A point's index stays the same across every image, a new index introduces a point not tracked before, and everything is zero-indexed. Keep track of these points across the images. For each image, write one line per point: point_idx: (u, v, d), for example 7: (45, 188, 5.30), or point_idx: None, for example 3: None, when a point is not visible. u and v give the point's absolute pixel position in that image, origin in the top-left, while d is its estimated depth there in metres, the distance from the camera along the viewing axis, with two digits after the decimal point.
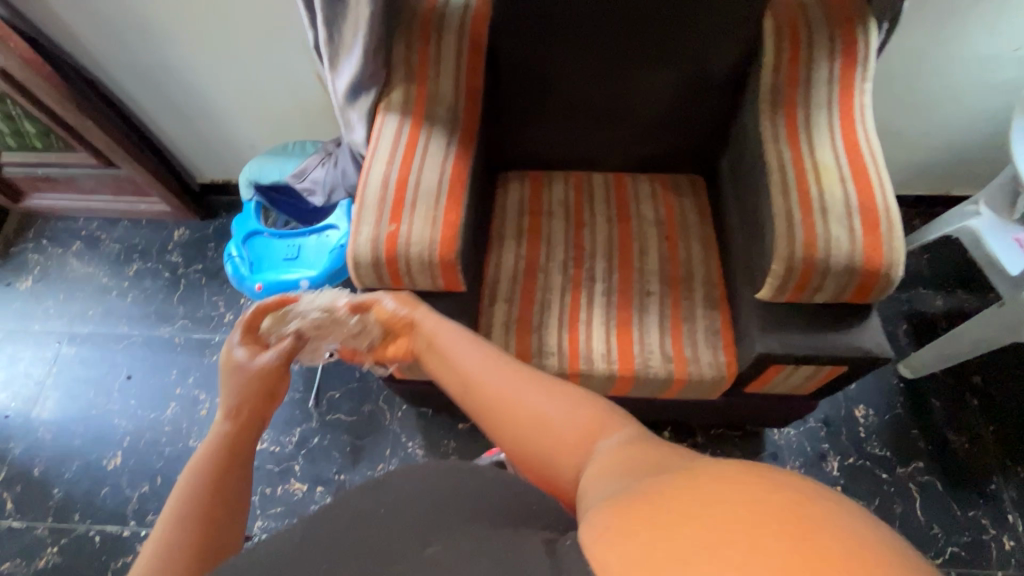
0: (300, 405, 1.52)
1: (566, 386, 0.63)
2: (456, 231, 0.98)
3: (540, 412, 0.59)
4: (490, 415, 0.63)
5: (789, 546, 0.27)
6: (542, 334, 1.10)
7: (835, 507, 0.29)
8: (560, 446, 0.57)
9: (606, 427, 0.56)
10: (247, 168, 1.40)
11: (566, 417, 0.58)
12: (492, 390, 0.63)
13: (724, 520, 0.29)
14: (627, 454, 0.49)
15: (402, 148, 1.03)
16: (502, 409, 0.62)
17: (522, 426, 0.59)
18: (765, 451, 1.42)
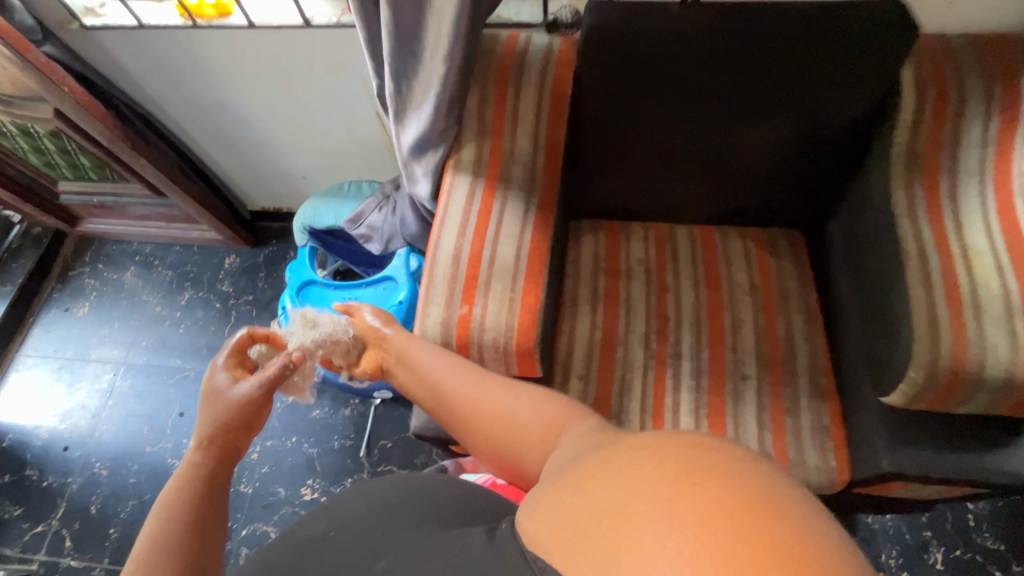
0: (351, 453, 1.46)
1: (529, 386, 0.70)
2: (536, 315, 0.87)
3: (508, 414, 0.66)
4: (466, 421, 0.70)
5: (701, 502, 0.34)
6: (623, 420, 0.99)
7: (725, 455, 0.37)
8: (529, 445, 0.63)
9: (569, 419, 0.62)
10: (302, 211, 1.34)
11: (533, 417, 0.64)
12: (467, 400, 0.71)
13: (647, 495, 0.36)
14: (579, 442, 0.53)
15: (474, 215, 0.92)
16: (475, 415, 0.69)
17: (494, 429, 0.67)
18: (857, 535, 1.27)
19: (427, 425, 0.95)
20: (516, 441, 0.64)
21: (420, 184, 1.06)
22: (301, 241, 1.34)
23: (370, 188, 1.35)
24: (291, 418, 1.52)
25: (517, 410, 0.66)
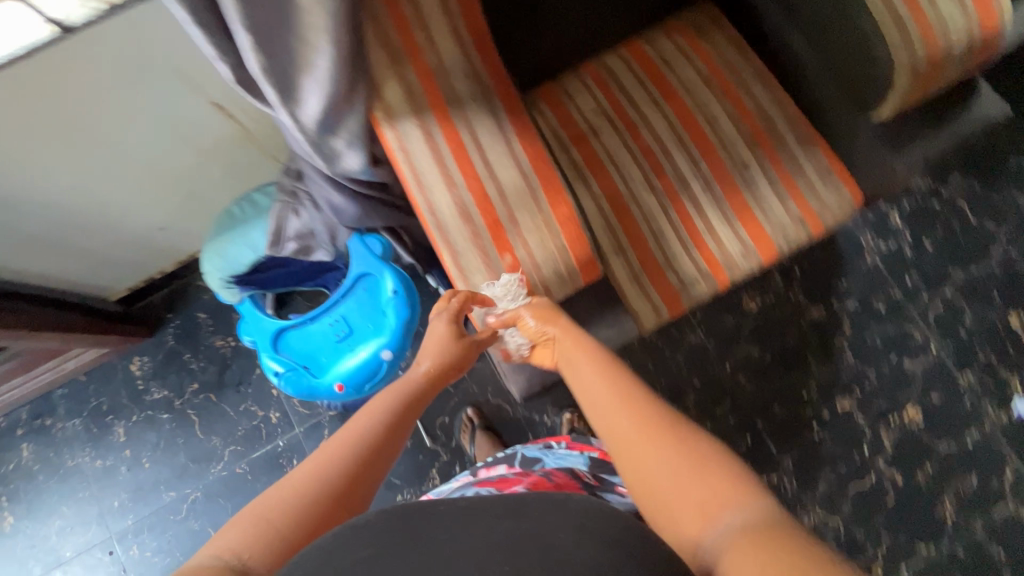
0: (420, 448, 1.40)
1: (694, 436, 0.58)
2: (578, 222, 0.79)
3: (663, 450, 0.57)
4: (613, 430, 0.63)
5: None
6: (676, 265, 1.00)
7: None
8: (671, 496, 0.54)
9: (732, 490, 0.52)
10: (209, 266, 1.06)
11: (695, 467, 0.55)
12: (623, 411, 0.63)
13: None
14: (747, 555, 0.45)
15: (452, 158, 0.77)
16: (629, 432, 0.61)
17: (641, 455, 0.58)
18: (838, 238, 1.47)
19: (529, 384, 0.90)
20: (663, 488, 0.55)
21: (349, 158, 0.85)
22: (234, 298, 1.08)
23: (264, 195, 1.08)
24: None
25: (682, 452, 0.57)
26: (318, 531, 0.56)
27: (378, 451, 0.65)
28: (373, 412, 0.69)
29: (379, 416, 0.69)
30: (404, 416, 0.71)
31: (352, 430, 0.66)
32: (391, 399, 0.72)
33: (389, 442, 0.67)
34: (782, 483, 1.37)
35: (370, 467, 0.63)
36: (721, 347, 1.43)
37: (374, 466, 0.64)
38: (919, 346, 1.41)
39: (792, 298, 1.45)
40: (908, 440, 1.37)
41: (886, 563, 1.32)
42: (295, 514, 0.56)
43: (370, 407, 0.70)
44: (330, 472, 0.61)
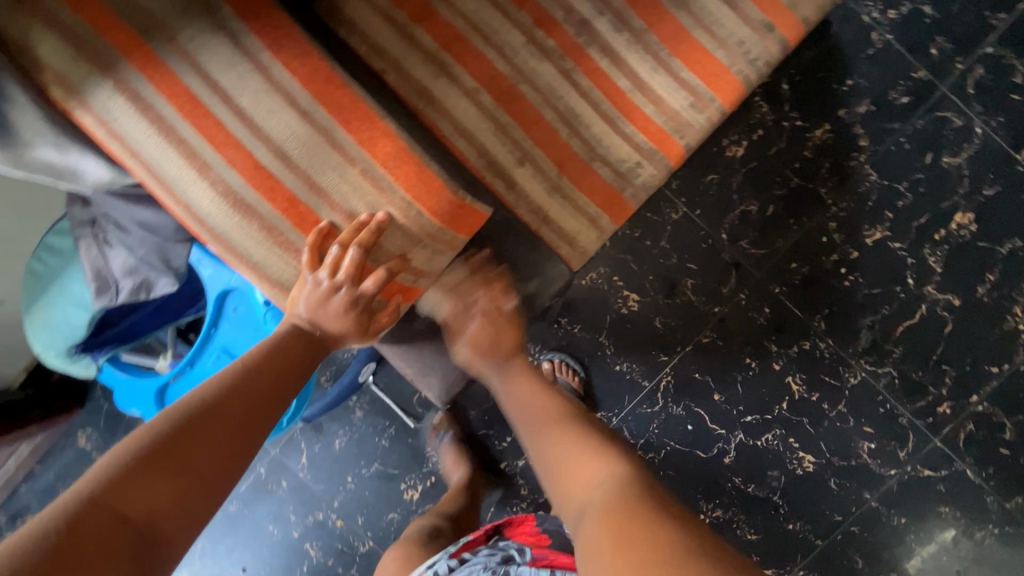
0: (406, 432, 1.25)
1: (595, 423, 0.62)
2: (417, 154, 0.51)
3: (569, 445, 0.59)
4: (535, 422, 0.65)
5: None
6: (605, 152, 0.70)
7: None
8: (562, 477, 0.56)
9: (605, 459, 0.55)
10: (41, 344, 0.84)
11: (585, 454, 0.57)
12: (540, 413, 0.66)
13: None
14: (611, 498, 0.49)
15: (189, 126, 0.49)
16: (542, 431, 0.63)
17: (546, 449, 0.61)
18: (831, 25, 1.10)
19: (449, 385, 0.75)
20: (558, 453, 0.59)
21: (80, 167, 0.57)
22: (92, 367, 0.87)
23: (61, 234, 0.82)
24: (327, 468, 1.26)
25: (582, 443, 0.58)
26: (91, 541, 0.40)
27: (197, 487, 0.48)
28: (203, 422, 0.51)
29: (206, 430, 0.50)
30: (238, 434, 0.53)
31: (167, 445, 0.48)
32: (229, 407, 0.53)
33: (214, 472, 0.49)
34: (818, 348, 1.16)
35: (176, 510, 0.45)
36: (712, 214, 1.15)
37: (186, 509, 0.46)
38: (959, 134, 1.09)
39: (786, 125, 1.12)
40: (960, 253, 1.11)
41: (953, 398, 1.14)
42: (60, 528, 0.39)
43: (199, 416, 0.51)
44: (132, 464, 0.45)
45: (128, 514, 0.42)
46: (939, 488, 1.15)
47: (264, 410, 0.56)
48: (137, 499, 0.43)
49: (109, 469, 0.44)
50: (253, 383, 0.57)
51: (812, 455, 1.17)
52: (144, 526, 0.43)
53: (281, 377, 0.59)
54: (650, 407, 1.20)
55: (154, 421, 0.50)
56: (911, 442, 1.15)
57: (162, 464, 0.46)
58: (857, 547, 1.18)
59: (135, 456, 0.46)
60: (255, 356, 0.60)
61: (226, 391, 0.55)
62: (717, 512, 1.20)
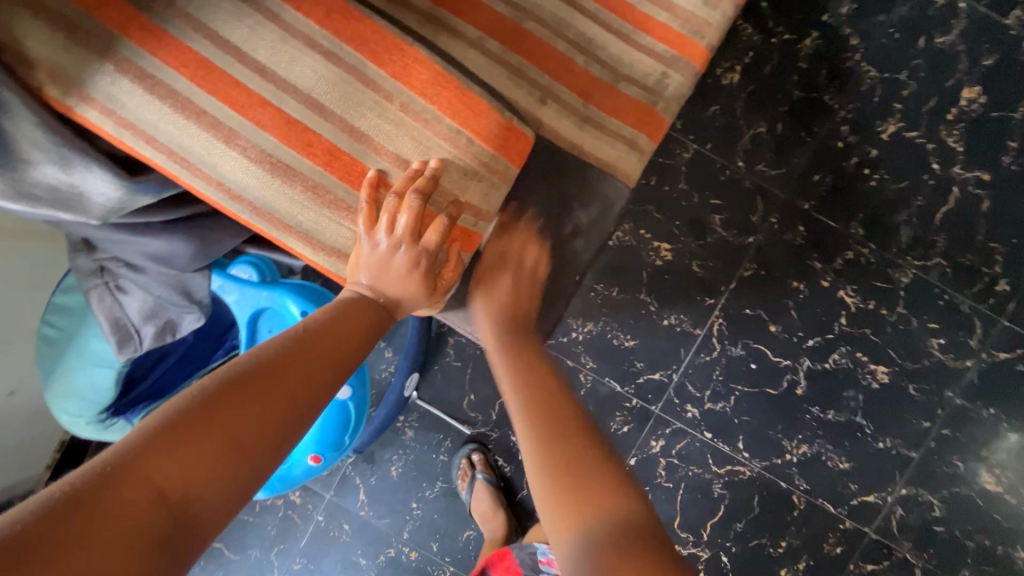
0: (462, 440, 1.17)
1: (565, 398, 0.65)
2: (451, 75, 0.50)
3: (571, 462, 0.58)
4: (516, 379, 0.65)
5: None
6: (627, 70, 0.67)
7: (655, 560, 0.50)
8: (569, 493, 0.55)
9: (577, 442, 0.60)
10: (69, 415, 0.77)
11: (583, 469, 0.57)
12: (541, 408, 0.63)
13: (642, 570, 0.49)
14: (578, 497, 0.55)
15: (206, 93, 0.48)
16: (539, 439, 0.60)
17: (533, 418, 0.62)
18: None
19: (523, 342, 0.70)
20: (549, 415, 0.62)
21: (86, 183, 0.52)
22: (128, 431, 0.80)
23: (68, 292, 0.76)
24: (389, 499, 1.18)
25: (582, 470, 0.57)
26: (117, 518, 0.35)
27: (242, 462, 0.41)
28: (252, 386, 0.44)
29: (256, 400, 0.44)
30: (290, 407, 0.45)
31: (212, 411, 0.41)
32: (284, 372, 0.47)
33: (263, 447, 0.43)
34: (862, 255, 1.12)
35: (218, 488, 0.39)
36: (723, 145, 1.12)
37: (229, 486, 0.40)
38: (945, 12, 1.09)
39: (774, 41, 1.11)
40: (978, 127, 1.09)
41: (1010, 274, 1.10)
42: (83, 498, 0.34)
43: (248, 380, 0.45)
44: (169, 429, 0.40)
45: (162, 489, 0.37)
46: (1019, 368, 1.11)
47: (320, 380, 0.49)
48: (173, 469, 0.38)
49: (148, 431, 0.39)
50: (312, 351, 0.49)
51: (884, 366, 1.13)
52: (179, 506, 0.37)
53: (341, 344, 0.51)
54: (708, 354, 1.14)
55: (203, 381, 0.44)
56: (979, 329, 1.11)
57: (205, 431, 0.40)
58: (954, 450, 1.12)
59: (172, 422, 0.40)
60: (316, 321, 0.52)
61: (281, 355, 0.48)
62: (802, 449, 1.14)
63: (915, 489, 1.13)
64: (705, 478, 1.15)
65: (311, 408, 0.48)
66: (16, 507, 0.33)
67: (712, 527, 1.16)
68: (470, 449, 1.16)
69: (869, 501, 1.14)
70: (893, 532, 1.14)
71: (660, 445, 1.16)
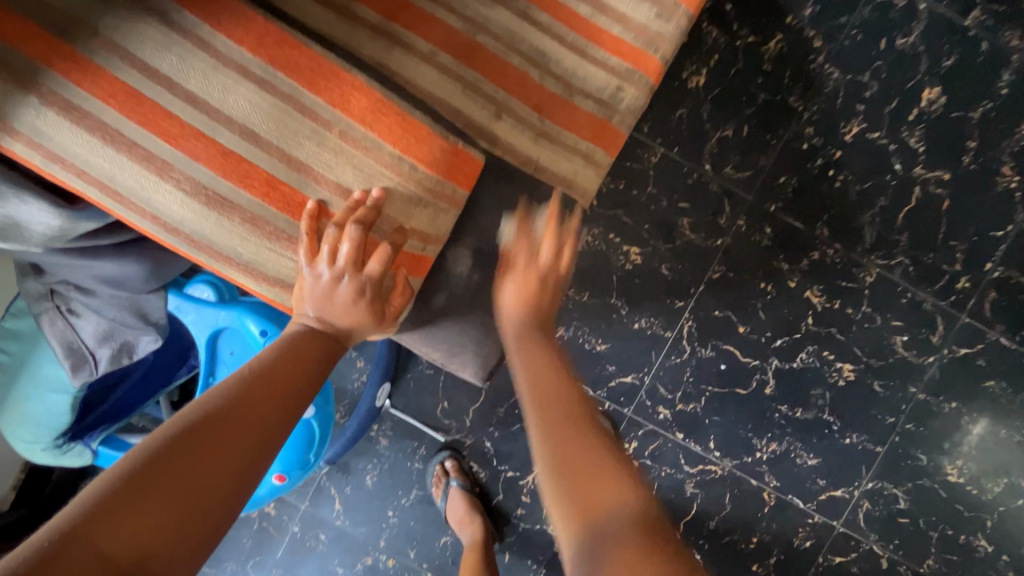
0: (436, 447, 1.18)
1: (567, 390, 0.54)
2: (391, 101, 0.50)
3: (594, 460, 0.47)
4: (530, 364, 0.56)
5: None
6: (582, 84, 0.67)
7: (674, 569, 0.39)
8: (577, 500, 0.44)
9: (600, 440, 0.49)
10: (25, 441, 0.76)
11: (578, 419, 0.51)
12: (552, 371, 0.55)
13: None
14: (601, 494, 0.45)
15: (136, 125, 0.47)
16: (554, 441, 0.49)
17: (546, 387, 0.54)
18: None
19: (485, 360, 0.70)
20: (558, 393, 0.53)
21: (24, 216, 0.51)
22: (86, 454, 0.78)
23: (18, 316, 0.73)
24: (364, 508, 1.18)
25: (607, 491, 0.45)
26: None
27: (197, 516, 0.41)
28: (202, 436, 0.44)
29: (206, 450, 0.44)
30: (242, 452, 0.45)
31: (159, 468, 0.41)
32: (234, 416, 0.47)
33: (216, 499, 0.42)
34: (827, 255, 1.14)
35: (173, 545, 0.39)
36: (690, 148, 1.13)
37: (185, 542, 0.40)
38: (906, 14, 1.10)
39: (739, 44, 1.12)
40: (938, 128, 1.11)
41: (970, 272, 1.13)
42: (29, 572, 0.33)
43: (197, 431, 0.44)
44: (117, 489, 0.39)
45: (113, 555, 0.36)
46: (979, 363, 1.13)
47: (271, 421, 0.49)
48: (124, 532, 0.37)
49: (92, 500, 0.38)
50: (260, 392, 0.49)
51: (850, 363, 1.15)
52: (133, 565, 0.37)
53: (290, 382, 0.52)
54: (679, 355, 1.16)
55: (148, 440, 0.43)
56: (941, 325, 1.14)
57: (154, 487, 0.40)
58: (918, 444, 1.15)
59: (119, 482, 0.39)
60: (263, 360, 0.52)
61: (229, 400, 0.48)
62: (772, 446, 1.17)
63: (881, 482, 1.16)
64: (678, 478, 1.17)
65: (264, 452, 0.48)
66: None
67: (685, 525, 1.18)
68: (444, 456, 1.16)
69: (837, 496, 1.16)
70: (859, 524, 1.16)
71: (633, 447, 1.17)
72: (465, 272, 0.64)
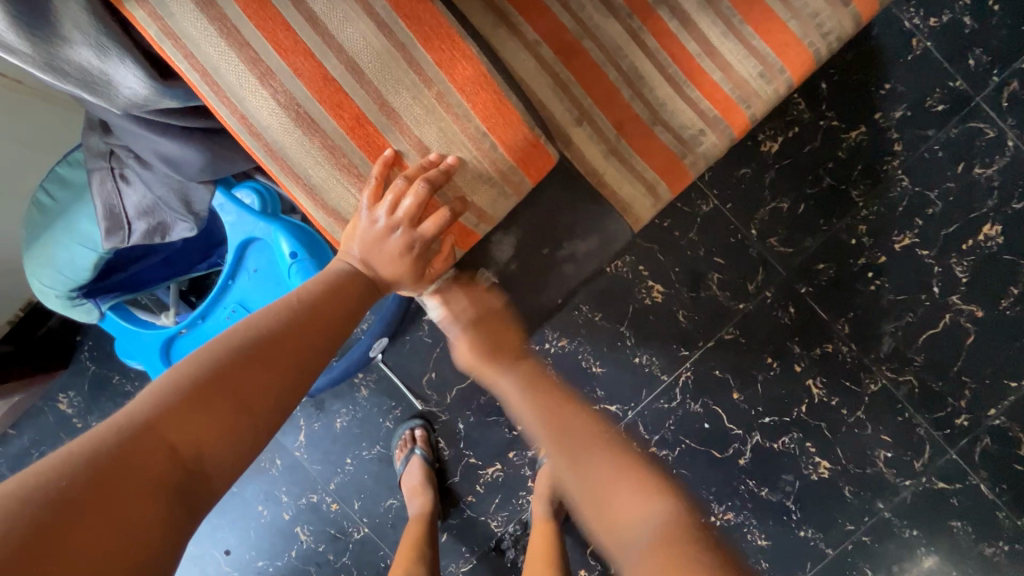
0: (410, 413, 1.20)
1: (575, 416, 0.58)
2: (493, 80, 0.52)
3: (610, 469, 0.52)
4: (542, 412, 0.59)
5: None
6: (668, 117, 0.68)
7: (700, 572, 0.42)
8: (598, 502, 0.51)
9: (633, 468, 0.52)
10: (41, 283, 0.78)
11: (599, 448, 0.54)
12: (564, 421, 0.57)
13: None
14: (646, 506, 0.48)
15: (254, 26, 0.48)
16: (552, 426, 0.57)
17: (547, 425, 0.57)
18: (874, 29, 1.10)
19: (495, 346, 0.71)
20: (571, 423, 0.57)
21: (119, 78, 0.53)
22: (94, 314, 0.82)
23: (73, 166, 0.76)
24: (325, 448, 1.20)
25: (623, 463, 0.52)
26: (135, 473, 0.37)
27: (249, 428, 0.44)
28: (257, 354, 0.47)
29: (262, 367, 0.46)
30: (293, 374, 0.48)
31: (219, 377, 0.44)
32: (288, 338, 0.49)
33: (267, 413, 0.46)
34: (840, 352, 1.14)
35: (226, 449, 0.43)
36: (742, 209, 1.14)
37: (235, 449, 0.43)
38: (991, 145, 1.09)
39: (822, 124, 1.12)
40: (986, 266, 1.11)
41: (971, 411, 1.13)
42: (107, 455, 0.37)
43: (254, 348, 0.47)
44: (183, 393, 0.42)
45: (177, 448, 0.40)
46: (952, 501, 1.13)
47: (320, 350, 0.51)
48: (186, 430, 0.41)
49: (160, 399, 0.42)
50: (313, 320, 0.51)
51: (828, 461, 1.15)
52: (192, 462, 0.41)
53: (340, 316, 0.54)
54: (667, 401, 1.17)
55: (208, 349, 0.46)
56: (927, 453, 1.14)
57: (215, 395, 0.43)
58: (868, 559, 1.15)
59: (184, 386, 0.43)
60: (310, 290, 0.54)
61: (283, 323, 0.50)
62: (728, 515, 1.17)
63: None
64: None
65: (310, 377, 0.50)
66: (40, 464, 0.36)
67: None
68: (415, 424, 1.18)
69: None
70: None
71: None
72: (503, 259, 0.67)
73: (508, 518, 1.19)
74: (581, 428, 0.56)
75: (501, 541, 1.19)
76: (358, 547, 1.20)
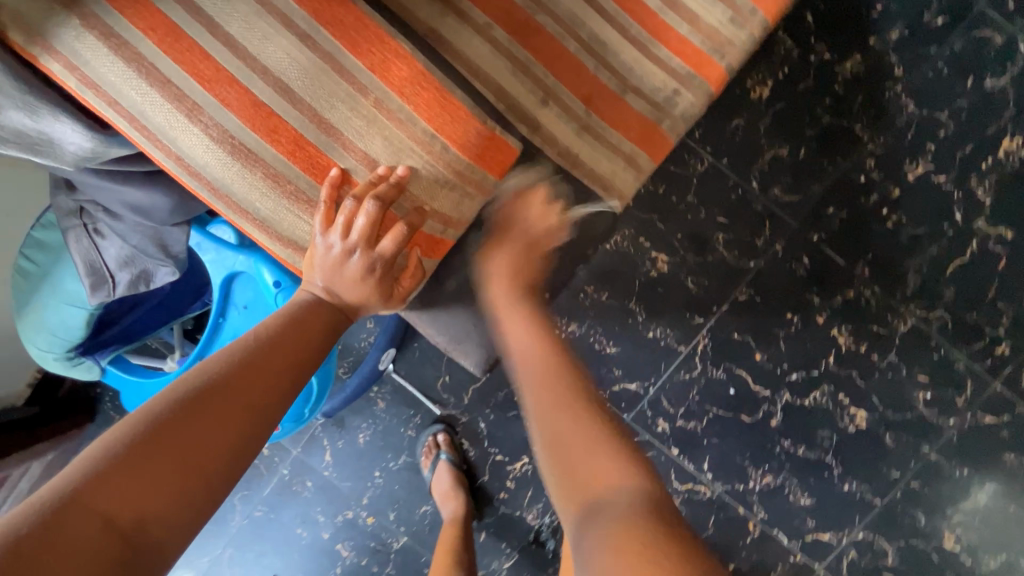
0: (430, 418, 1.19)
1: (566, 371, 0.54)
2: (432, 76, 0.52)
3: (592, 436, 0.48)
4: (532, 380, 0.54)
5: None
6: (637, 81, 0.63)
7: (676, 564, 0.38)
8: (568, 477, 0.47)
9: (623, 464, 0.46)
10: (38, 347, 0.78)
11: (594, 438, 0.48)
12: (562, 389, 0.52)
13: None
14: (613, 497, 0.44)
15: (172, 61, 0.49)
16: (536, 391, 0.52)
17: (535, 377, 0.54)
18: None
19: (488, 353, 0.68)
20: (559, 406, 0.51)
21: (57, 135, 0.52)
22: (94, 370, 0.82)
23: (48, 228, 0.75)
24: (352, 464, 1.20)
25: (593, 434, 0.48)
26: (63, 546, 0.36)
27: (196, 482, 0.43)
28: (204, 403, 0.46)
29: (208, 415, 0.46)
30: (245, 419, 0.48)
31: (162, 432, 0.43)
32: (239, 383, 0.49)
33: (215, 467, 0.45)
34: (863, 296, 1.08)
35: (172, 507, 0.42)
36: (739, 162, 1.08)
37: (181, 506, 0.42)
38: (1001, 53, 1.01)
39: (813, 60, 1.05)
40: (1010, 183, 1.03)
41: (1012, 338, 1.06)
42: (30, 530, 0.35)
43: (201, 400, 0.46)
44: (118, 454, 0.41)
45: (115, 517, 0.38)
46: (1001, 434, 1.08)
47: (275, 390, 0.51)
48: (124, 496, 0.40)
49: (95, 463, 0.40)
50: (262, 364, 0.51)
51: (864, 411, 1.11)
52: (132, 526, 0.39)
53: (295, 354, 0.54)
54: (688, 372, 1.13)
55: (151, 404, 0.45)
56: (969, 389, 1.08)
57: (157, 451, 0.42)
58: (919, 504, 1.11)
59: (124, 445, 0.41)
60: (267, 329, 0.54)
61: (233, 370, 0.50)
62: (767, 478, 1.14)
63: (872, 535, 1.12)
64: None
65: (265, 419, 0.50)
66: None
67: None
68: (437, 429, 1.17)
69: (823, 540, 1.13)
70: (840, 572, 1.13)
71: None
72: (486, 259, 0.64)
73: (543, 510, 1.18)
74: (576, 398, 0.52)
75: (539, 533, 1.18)
76: (399, 557, 1.21)
